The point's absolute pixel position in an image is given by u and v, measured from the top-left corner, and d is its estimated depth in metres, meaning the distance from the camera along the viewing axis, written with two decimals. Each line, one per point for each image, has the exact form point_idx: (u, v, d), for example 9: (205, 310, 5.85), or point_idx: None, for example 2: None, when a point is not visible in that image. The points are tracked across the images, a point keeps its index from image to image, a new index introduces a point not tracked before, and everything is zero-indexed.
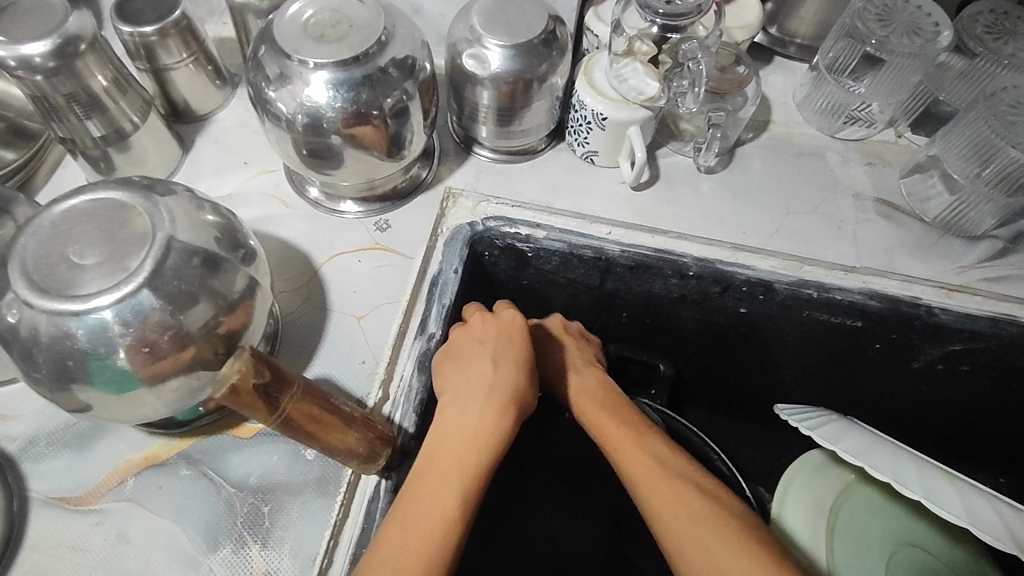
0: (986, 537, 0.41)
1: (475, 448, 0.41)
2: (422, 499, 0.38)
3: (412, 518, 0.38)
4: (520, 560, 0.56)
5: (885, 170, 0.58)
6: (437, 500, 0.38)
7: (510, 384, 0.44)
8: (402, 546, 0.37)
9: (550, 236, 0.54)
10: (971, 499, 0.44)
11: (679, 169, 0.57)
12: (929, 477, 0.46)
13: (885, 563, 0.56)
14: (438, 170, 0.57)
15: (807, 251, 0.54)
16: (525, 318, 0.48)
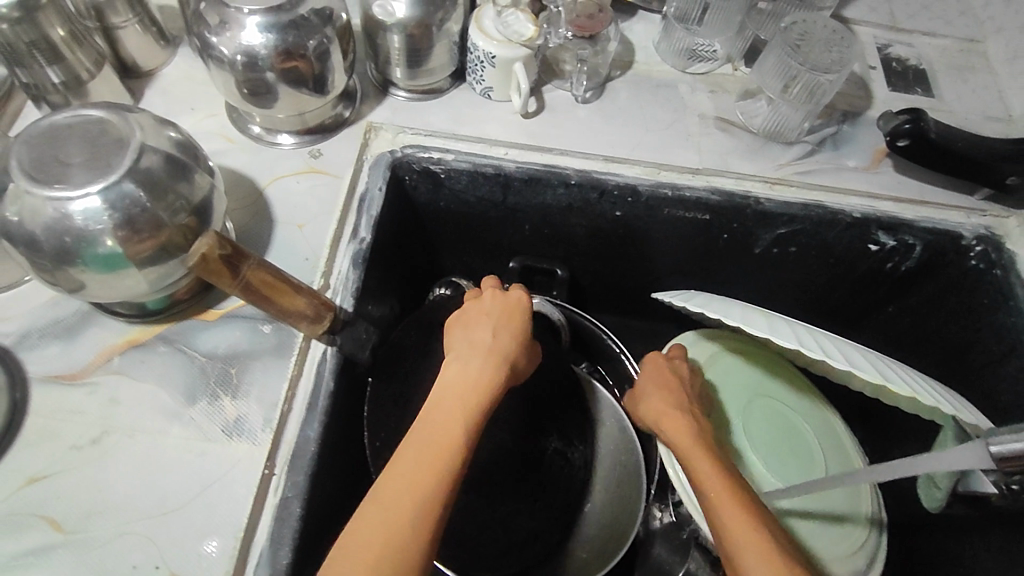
0: (781, 341, 0.56)
1: (479, 392, 0.47)
2: (432, 441, 0.44)
3: (414, 457, 0.44)
4: None
5: (723, 96, 0.72)
6: (444, 433, 0.45)
7: (506, 349, 0.51)
8: (408, 476, 0.43)
9: (458, 158, 0.66)
10: (774, 324, 0.58)
11: (562, 100, 0.69)
12: (748, 312, 0.60)
13: (744, 405, 0.71)
14: (360, 109, 0.67)
15: (661, 158, 0.68)
16: (529, 298, 0.55)
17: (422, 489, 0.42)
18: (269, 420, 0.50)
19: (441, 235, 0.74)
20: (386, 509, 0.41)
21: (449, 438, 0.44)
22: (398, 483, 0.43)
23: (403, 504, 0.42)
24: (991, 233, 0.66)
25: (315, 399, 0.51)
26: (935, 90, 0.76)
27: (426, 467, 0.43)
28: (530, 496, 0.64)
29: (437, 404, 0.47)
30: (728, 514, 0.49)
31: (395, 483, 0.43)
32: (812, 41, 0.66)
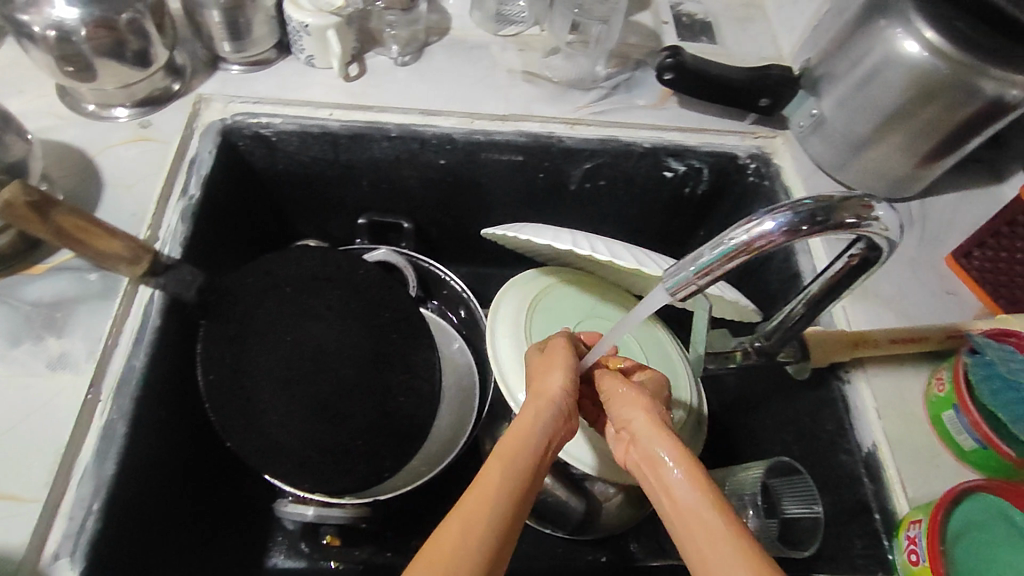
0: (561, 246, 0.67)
1: (529, 427, 0.45)
2: (483, 490, 0.39)
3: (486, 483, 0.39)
4: (276, 366, 0.66)
5: (531, 53, 0.81)
6: (502, 462, 0.41)
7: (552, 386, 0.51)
8: (457, 527, 0.37)
9: (285, 121, 0.72)
10: (560, 234, 0.69)
11: (381, 65, 0.77)
12: (541, 229, 0.70)
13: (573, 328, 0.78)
14: (189, 82, 0.72)
15: (475, 108, 0.75)
16: (565, 341, 0.58)
17: (477, 539, 0.37)
18: (93, 352, 0.54)
19: (288, 198, 0.81)
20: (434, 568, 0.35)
21: (512, 467, 0.41)
22: (454, 533, 0.36)
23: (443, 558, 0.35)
24: (761, 151, 0.77)
25: (141, 333, 0.56)
26: (718, 38, 0.87)
27: (477, 504, 0.38)
28: (377, 424, 0.67)
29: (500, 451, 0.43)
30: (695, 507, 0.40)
31: (449, 535, 0.37)
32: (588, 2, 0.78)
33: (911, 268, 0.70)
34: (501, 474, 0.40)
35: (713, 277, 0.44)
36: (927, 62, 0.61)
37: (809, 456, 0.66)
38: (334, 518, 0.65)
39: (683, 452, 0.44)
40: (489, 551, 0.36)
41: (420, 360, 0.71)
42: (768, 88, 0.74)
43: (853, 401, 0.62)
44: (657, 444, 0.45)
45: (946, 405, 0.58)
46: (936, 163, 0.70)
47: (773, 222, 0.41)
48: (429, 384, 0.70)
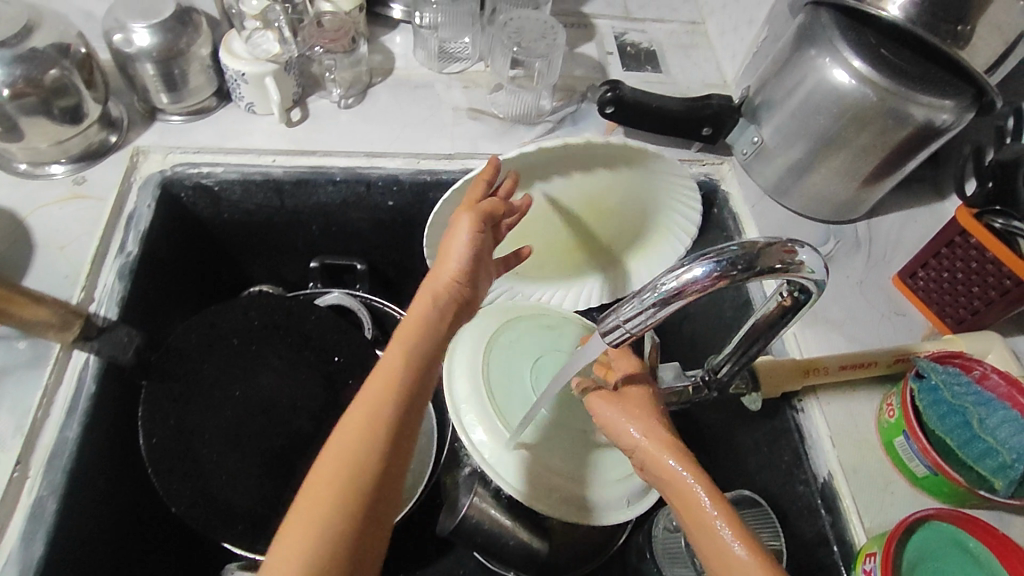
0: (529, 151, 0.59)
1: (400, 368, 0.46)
2: (379, 375, 0.45)
3: (339, 447, 0.43)
4: (226, 422, 0.64)
5: (476, 90, 0.81)
6: (362, 422, 0.43)
7: (440, 298, 0.51)
8: (357, 409, 0.44)
9: (227, 170, 0.71)
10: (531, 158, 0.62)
11: (324, 108, 0.76)
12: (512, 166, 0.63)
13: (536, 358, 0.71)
14: (126, 135, 0.71)
15: (421, 148, 0.75)
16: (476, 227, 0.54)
17: (376, 419, 0.44)
18: (20, 426, 0.52)
19: (237, 245, 0.79)
20: (341, 443, 0.43)
21: (371, 424, 0.43)
22: (358, 417, 0.44)
23: (349, 436, 0.43)
24: (710, 179, 0.79)
25: (75, 402, 0.54)
26: (663, 67, 0.88)
27: (337, 469, 0.42)
28: None
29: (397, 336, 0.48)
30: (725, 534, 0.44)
31: (353, 418, 0.44)
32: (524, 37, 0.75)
33: (860, 290, 0.71)
34: (384, 380, 0.45)
35: (646, 323, 0.43)
36: (857, 90, 0.63)
37: (769, 486, 0.65)
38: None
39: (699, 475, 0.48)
40: (383, 421, 0.44)
41: None
42: (709, 118, 0.75)
43: (808, 429, 0.61)
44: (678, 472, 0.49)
45: (896, 431, 0.57)
46: (878, 181, 0.70)
47: (698, 268, 0.39)
48: None
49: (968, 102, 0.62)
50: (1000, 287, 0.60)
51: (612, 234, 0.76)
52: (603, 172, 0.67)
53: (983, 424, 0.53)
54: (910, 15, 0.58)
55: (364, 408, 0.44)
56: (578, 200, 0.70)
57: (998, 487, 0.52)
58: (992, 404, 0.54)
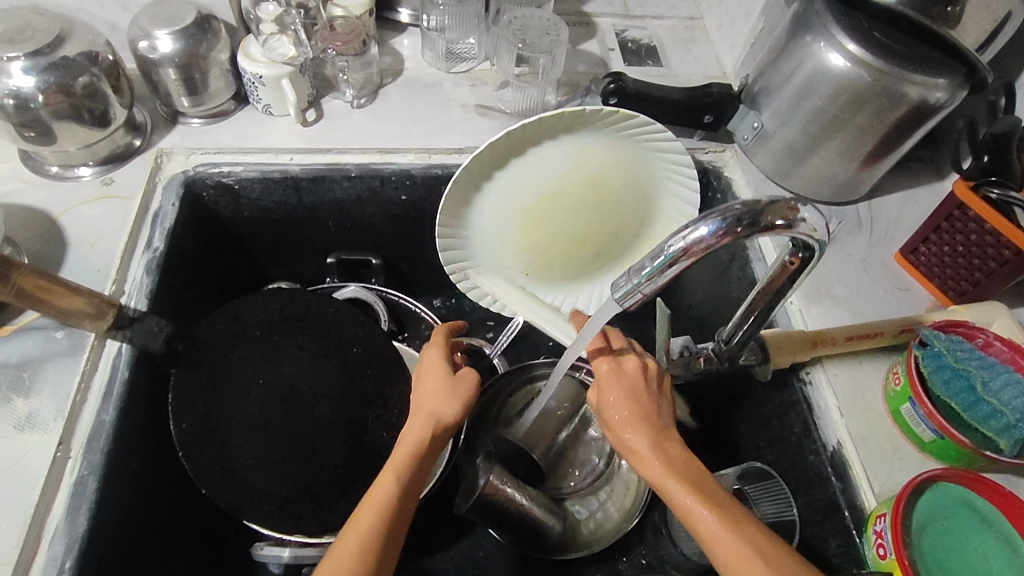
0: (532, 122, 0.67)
1: (410, 439, 0.57)
2: (374, 494, 0.53)
3: (365, 504, 0.52)
4: (248, 411, 0.66)
5: (483, 88, 0.84)
6: (381, 479, 0.54)
7: (442, 410, 0.59)
8: (350, 532, 0.50)
9: (246, 168, 0.74)
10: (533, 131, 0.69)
11: (338, 108, 0.79)
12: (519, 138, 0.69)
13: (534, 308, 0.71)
14: (150, 138, 0.74)
15: (431, 144, 0.78)
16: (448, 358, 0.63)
17: (369, 529, 0.50)
18: (61, 410, 0.54)
19: (255, 243, 0.82)
20: (339, 559, 0.48)
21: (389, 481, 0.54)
22: (351, 542, 0.49)
23: (345, 566, 0.48)
24: (711, 166, 0.81)
25: (111, 387, 0.56)
26: (663, 60, 0.91)
27: (366, 517, 0.51)
28: (356, 457, 0.67)
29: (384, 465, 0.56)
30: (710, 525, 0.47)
31: (345, 540, 0.50)
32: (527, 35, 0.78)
33: (863, 267, 0.72)
34: (399, 455, 0.56)
35: (657, 283, 0.44)
36: (852, 71, 0.65)
37: (780, 459, 0.67)
38: (308, 556, 0.64)
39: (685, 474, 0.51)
40: (370, 550, 0.49)
41: (396, 391, 0.71)
42: (709, 106, 0.77)
43: (816, 400, 0.63)
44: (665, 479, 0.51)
45: (902, 398, 0.59)
46: (878, 162, 0.72)
47: (705, 227, 0.40)
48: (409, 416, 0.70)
49: (960, 81, 0.64)
50: (999, 257, 0.62)
51: (618, 222, 0.78)
52: (597, 150, 0.73)
53: (986, 387, 0.55)
54: None
55: (358, 525, 0.51)
56: (581, 181, 0.75)
57: (1004, 447, 0.53)
58: (995, 368, 0.56)
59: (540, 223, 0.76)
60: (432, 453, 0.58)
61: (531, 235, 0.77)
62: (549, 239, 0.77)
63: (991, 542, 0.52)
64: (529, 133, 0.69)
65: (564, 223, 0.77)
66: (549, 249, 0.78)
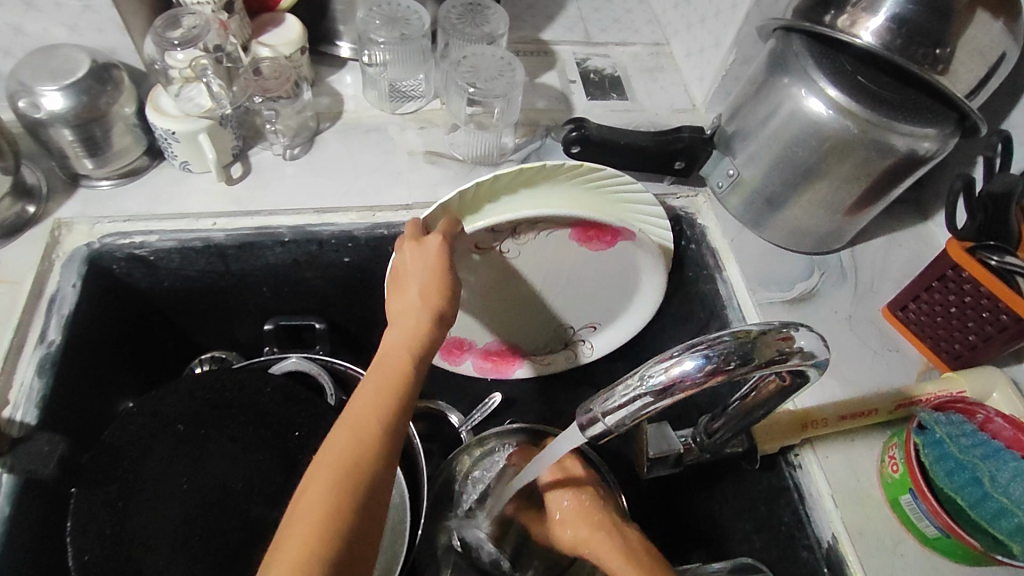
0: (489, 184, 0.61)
1: (415, 321, 0.52)
2: (379, 381, 0.47)
3: (369, 387, 0.47)
4: (171, 492, 0.59)
5: (432, 131, 0.76)
6: (386, 367, 0.49)
7: (437, 295, 0.53)
8: (360, 410, 0.45)
9: (161, 238, 0.65)
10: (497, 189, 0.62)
11: (268, 161, 0.70)
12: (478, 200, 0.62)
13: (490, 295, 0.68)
14: (46, 205, 0.64)
15: (375, 200, 0.70)
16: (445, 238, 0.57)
17: (376, 414, 0.45)
18: None
19: (180, 313, 0.72)
20: (343, 437, 0.44)
21: (399, 371, 0.48)
22: (354, 427, 0.44)
23: (343, 455, 0.42)
24: (685, 213, 0.74)
25: None
26: (628, 93, 0.84)
27: (379, 397, 0.46)
28: None
29: (384, 347, 0.51)
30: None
31: (351, 419, 0.45)
32: (479, 75, 0.70)
33: (850, 326, 0.67)
34: (398, 337, 0.51)
35: (631, 417, 0.38)
36: (836, 122, 0.59)
37: (769, 547, 0.61)
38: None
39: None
40: (377, 442, 0.44)
41: None
42: (680, 151, 0.70)
43: (807, 487, 0.57)
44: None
45: (902, 488, 0.53)
46: (862, 210, 0.67)
47: (690, 362, 0.34)
48: None
49: (951, 129, 0.59)
50: (997, 322, 0.57)
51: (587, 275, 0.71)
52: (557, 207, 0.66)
53: (994, 481, 0.50)
54: (885, 40, 0.55)
55: (358, 414, 0.45)
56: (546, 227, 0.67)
57: (1016, 552, 0.48)
58: (1002, 456, 0.51)
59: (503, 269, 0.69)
60: (436, 342, 0.52)
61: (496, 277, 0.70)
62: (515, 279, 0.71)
63: None
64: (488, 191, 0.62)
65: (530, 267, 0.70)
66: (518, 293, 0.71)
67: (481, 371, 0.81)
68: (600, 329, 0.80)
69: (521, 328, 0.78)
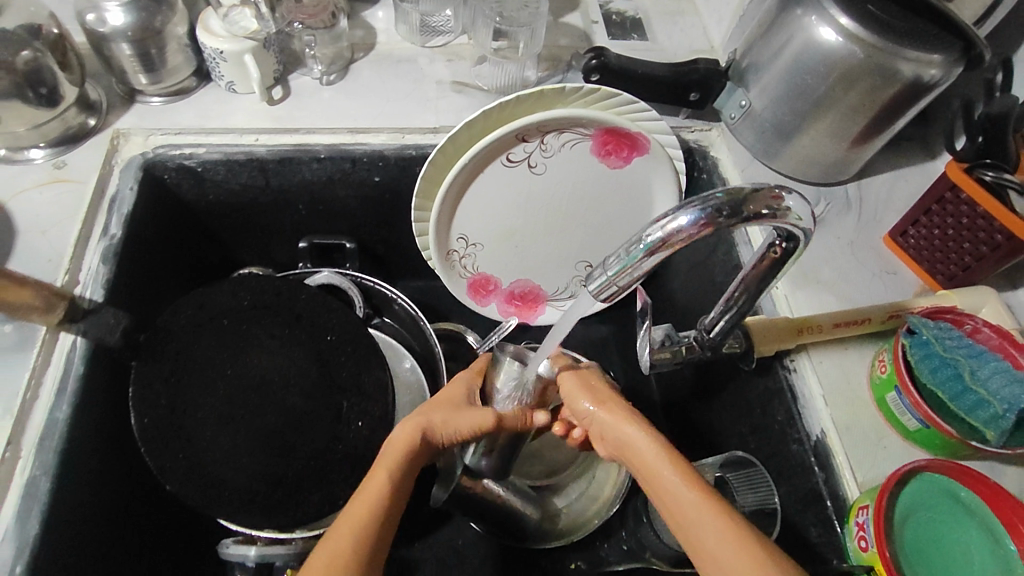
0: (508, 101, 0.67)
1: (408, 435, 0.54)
2: (364, 497, 0.49)
3: (355, 502, 0.49)
4: (204, 406, 0.63)
5: (460, 63, 0.80)
6: (371, 480, 0.51)
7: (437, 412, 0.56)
8: (341, 529, 0.47)
9: (209, 150, 0.70)
10: (517, 111, 0.69)
11: (306, 85, 0.75)
12: (495, 117, 0.69)
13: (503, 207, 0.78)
14: (106, 117, 0.70)
15: (405, 122, 0.74)
16: (460, 378, 0.61)
17: (354, 538, 0.46)
18: (10, 407, 0.52)
19: (224, 227, 0.78)
20: (329, 551, 0.45)
21: (382, 485, 0.50)
22: (344, 538, 0.46)
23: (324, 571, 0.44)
24: (697, 145, 0.78)
25: (64, 383, 0.54)
26: (649, 34, 0.87)
27: (360, 512, 0.48)
28: (327, 451, 0.64)
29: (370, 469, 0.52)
30: (712, 537, 0.43)
31: (330, 542, 0.46)
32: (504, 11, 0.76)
33: (850, 250, 0.70)
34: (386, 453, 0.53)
35: (633, 275, 0.43)
36: (844, 47, 0.61)
37: (762, 446, 0.66)
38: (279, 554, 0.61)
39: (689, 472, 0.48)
40: (358, 560, 0.45)
41: (369, 378, 0.68)
42: (694, 82, 0.74)
43: (799, 388, 0.61)
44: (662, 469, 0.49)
45: (887, 386, 0.58)
46: (869, 141, 0.70)
47: (685, 217, 0.39)
48: (382, 406, 0.67)
49: (957, 57, 0.61)
50: (991, 242, 0.60)
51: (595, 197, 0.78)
52: (579, 127, 0.72)
53: (974, 376, 0.53)
54: None
55: (340, 532, 0.46)
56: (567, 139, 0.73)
57: (990, 438, 0.52)
58: (984, 356, 0.54)
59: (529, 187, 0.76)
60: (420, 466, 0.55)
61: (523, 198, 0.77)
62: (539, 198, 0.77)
63: (974, 534, 0.51)
64: (510, 112, 0.69)
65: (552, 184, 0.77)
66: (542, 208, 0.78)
67: (505, 313, 0.86)
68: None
69: (544, 261, 0.83)
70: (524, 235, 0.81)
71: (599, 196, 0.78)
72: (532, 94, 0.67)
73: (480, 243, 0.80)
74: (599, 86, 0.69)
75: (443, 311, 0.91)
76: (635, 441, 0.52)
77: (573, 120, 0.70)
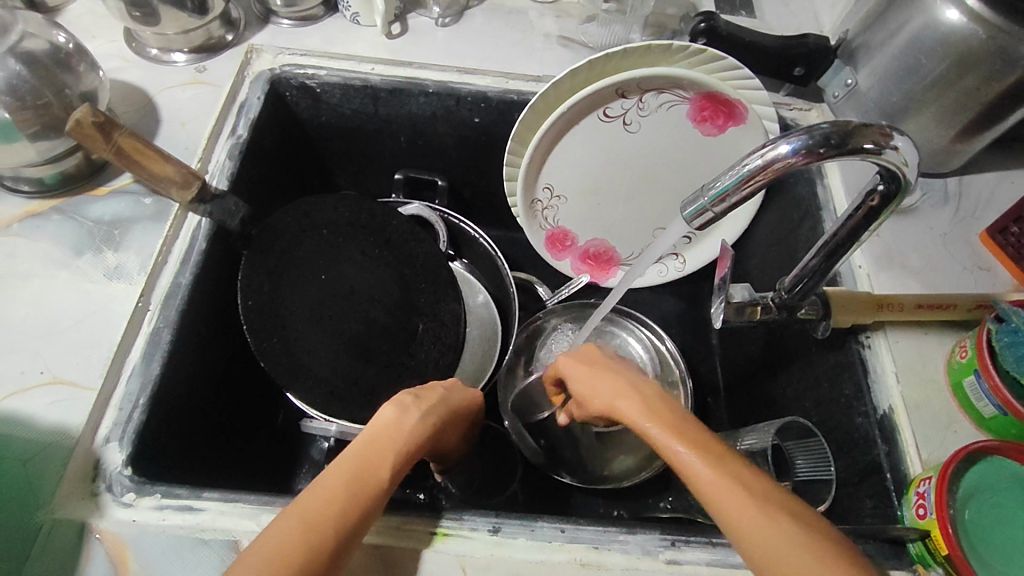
0: (615, 53, 0.70)
1: (417, 426, 0.48)
2: (362, 471, 0.43)
3: (345, 472, 0.43)
4: (294, 305, 0.68)
5: (568, 20, 0.83)
6: (374, 460, 0.44)
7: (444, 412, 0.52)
8: (324, 501, 0.41)
9: (329, 73, 0.75)
10: (622, 65, 0.72)
11: (423, 25, 0.80)
12: (600, 68, 0.71)
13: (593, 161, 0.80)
14: (243, 33, 0.76)
15: (510, 68, 0.78)
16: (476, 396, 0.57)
17: (337, 516, 0.40)
18: (144, 266, 0.59)
19: (330, 149, 0.84)
20: (305, 518, 0.40)
21: (380, 467, 0.44)
22: (328, 511, 0.40)
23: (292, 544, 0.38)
24: (794, 123, 0.78)
25: (188, 255, 0.60)
26: (758, 12, 0.87)
27: (349, 488, 0.42)
28: (402, 361, 0.69)
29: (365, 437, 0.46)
30: (739, 514, 0.40)
31: (312, 506, 0.40)
32: None
33: (943, 242, 0.69)
34: (390, 433, 0.47)
35: (731, 204, 0.44)
36: (965, 27, 0.60)
37: (825, 420, 0.66)
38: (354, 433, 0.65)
39: (673, 424, 0.46)
40: (333, 541, 0.40)
41: (446, 303, 0.72)
42: (800, 57, 0.74)
43: (871, 363, 0.61)
44: (661, 438, 0.45)
45: (967, 371, 0.57)
46: (979, 133, 0.68)
47: (787, 146, 0.41)
48: (456, 329, 0.71)
49: None
50: None
51: (683, 163, 0.79)
52: (679, 89, 0.74)
53: None
54: None
55: (319, 504, 0.40)
56: (666, 100, 0.75)
57: None
58: None
59: (621, 145, 0.79)
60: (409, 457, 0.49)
61: (613, 155, 0.79)
62: (627, 158, 0.80)
63: None
64: (615, 65, 0.72)
65: (643, 145, 0.79)
66: (630, 167, 0.80)
67: (578, 271, 0.87)
68: (693, 242, 0.82)
69: (622, 221, 0.84)
70: (609, 193, 0.82)
71: (687, 162, 0.79)
72: (640, 49, 0.70)
73: (565, 196, 0.82)
74: (705, 48, 0.70)
75: (517, 261, 0.94)
76: (627, 412, 0.49)
77: (676, 79, 0.72)
